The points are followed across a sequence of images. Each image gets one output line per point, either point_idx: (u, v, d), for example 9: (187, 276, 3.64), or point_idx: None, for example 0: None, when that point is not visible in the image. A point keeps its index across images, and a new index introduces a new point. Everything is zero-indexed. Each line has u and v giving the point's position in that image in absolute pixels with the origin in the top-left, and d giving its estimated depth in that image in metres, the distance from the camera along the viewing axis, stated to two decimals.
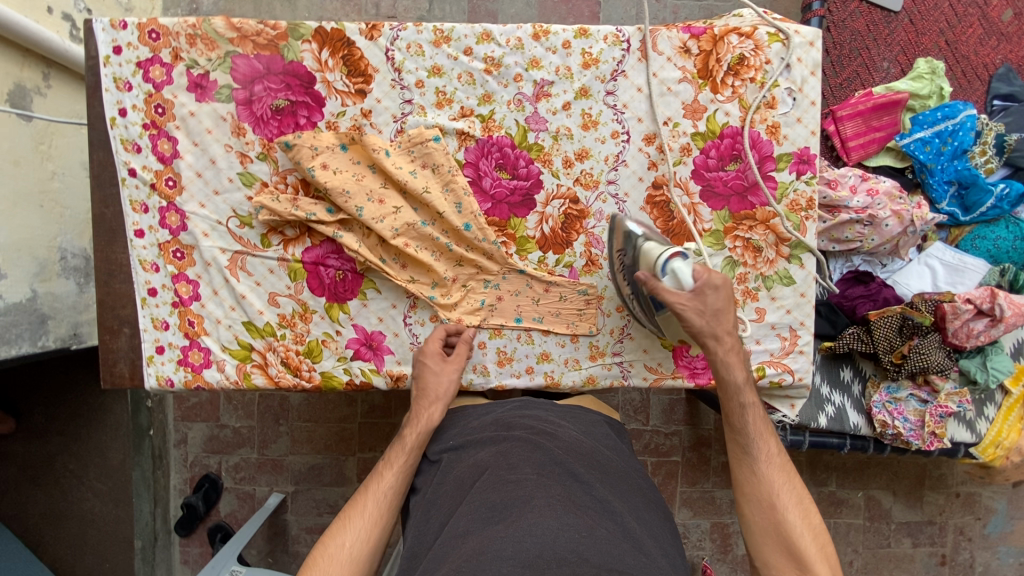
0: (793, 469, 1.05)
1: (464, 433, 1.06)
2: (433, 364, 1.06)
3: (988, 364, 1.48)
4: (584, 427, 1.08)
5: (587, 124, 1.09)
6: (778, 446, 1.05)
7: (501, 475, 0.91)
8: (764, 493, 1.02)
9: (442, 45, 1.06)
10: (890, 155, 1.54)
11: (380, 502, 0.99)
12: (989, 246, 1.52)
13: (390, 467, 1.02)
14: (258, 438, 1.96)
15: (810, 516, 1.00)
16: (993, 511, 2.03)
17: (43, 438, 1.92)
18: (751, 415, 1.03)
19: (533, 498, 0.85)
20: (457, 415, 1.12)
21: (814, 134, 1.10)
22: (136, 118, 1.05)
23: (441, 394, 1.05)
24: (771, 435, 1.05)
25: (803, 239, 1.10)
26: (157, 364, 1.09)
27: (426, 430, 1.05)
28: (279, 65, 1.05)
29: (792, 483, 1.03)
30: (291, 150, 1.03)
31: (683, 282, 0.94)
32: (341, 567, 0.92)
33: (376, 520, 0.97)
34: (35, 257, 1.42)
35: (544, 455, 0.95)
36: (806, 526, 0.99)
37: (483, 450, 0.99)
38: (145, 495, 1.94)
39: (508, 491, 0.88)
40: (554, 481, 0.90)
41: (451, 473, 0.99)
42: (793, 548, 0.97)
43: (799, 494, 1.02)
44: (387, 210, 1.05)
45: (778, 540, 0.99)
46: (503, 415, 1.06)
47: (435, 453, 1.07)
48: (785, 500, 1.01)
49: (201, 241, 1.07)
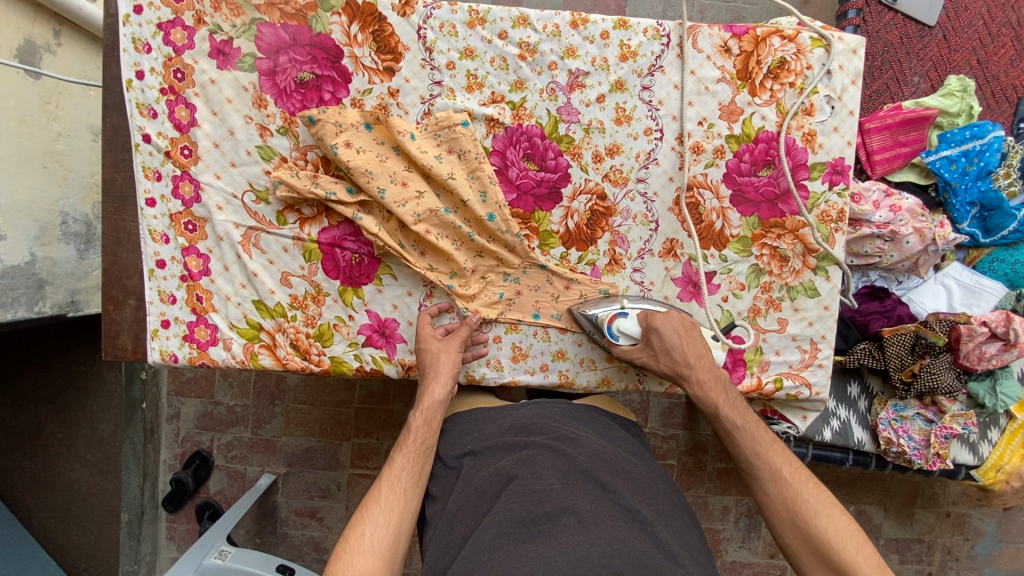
0: (810, 477, 0.98)
1: (483, 438, 1.06)
2: (431, 345, 1.03)
3: (998, 389, 1.46)
4: (603, 429, 1.10)
5: (620, 118, 1.06)
6: (784, 457, 0.99)
7: (524, 483, 0.90)
8: (784, 511, 0.96)
9: (476, 27, 1.02)
10: (914, 171, 1.51)
11: (396, 486, 0.96)
12: (1007, 270, 1.50)
13: (402, 452, 1.00)
14: (252, 418, 1.93)
15: (845, 522, 0.93)
16: (982, 533, 2.04)
17: (33, 405, 1.88)
18: (741, 434, 1.00)
19: (562, 514, 0.83)
20: (473, 421, 1.13)
21: (850, 144, 1.07)
22: (153, 82, 1.01)
23: (440, 372, 1.01)
24: (775, 446, 1.00)
25: (831, 250, 1.08)
26: (161, 339, 1.06)
27: (430, 409, 1.02)
28: (306, 36, 1.01)
29: (813, 492, 0.96)
30: (314, 125, 0.99)
31: (634, 334, 1.01)
32: (365, 557, 0.88)
33: (394, 506, 0.94)
34: (35, 219, 1.38)
35: (568, 463, 0.93)
36: (843, 535, 0.91)
37: (504, 459, 0.98)
38: (134, 469, 1.90)
39: (535, 503, 0.86)
40: (580, 489, 0.88)
41: (473, 481, 0.97)
42: (838, 563, 0.89)
43: (825, 502, 0.95)
44: (410, 194, 1.01)
45: (820, 559, 0.91)
46: (522, 419, 1.07)
47: (454, 459, 1.06)
48: (807, 511, 0.94)
49: (215, 214, 1.03)
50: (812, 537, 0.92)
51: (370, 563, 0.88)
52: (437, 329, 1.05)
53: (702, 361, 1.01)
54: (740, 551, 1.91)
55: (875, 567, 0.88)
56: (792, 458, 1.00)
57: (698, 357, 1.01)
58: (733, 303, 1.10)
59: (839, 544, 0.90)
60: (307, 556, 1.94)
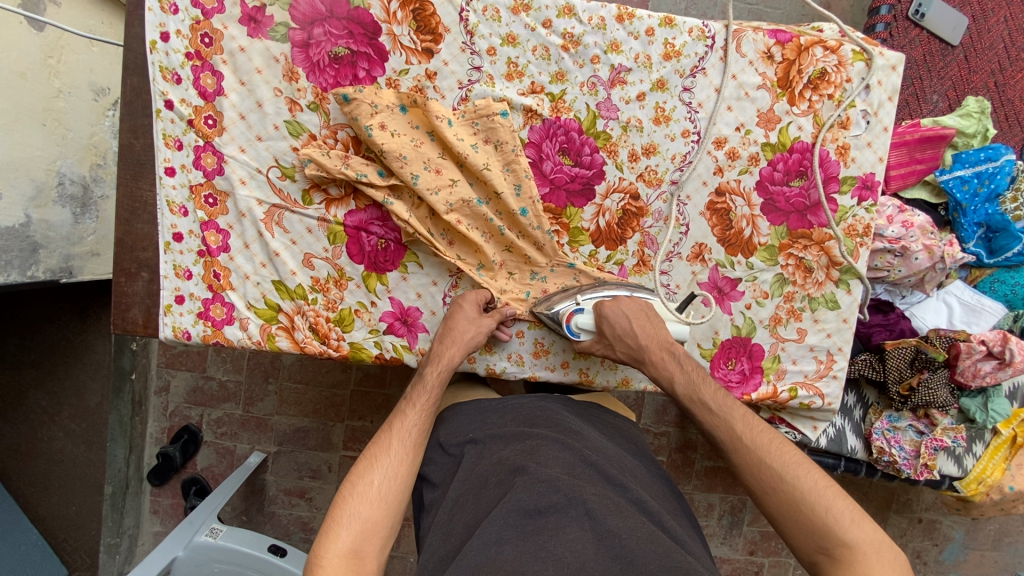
0: (775, 438, 0.88)
1: (486, 427, 1.02)
2: (469, 311, 1.01)
3: (989, 406, 1.49)
4: (606, 428, 1.07)
5: (659, 118, 1.05)
6: (745, 423, 0.90)
7: (529, 471, 0.85)
8: (750, 479, 0.86)
9: (520, 13, 1.00)
10: (926, 189, 1.52)
11: (405, 440, 0.92)
12: (1007, 291, 1.54)
13: (414, 406, 0.95)
14: (244, 395, 1.89)
15: (815, 480, 0.83)
16: (950, 540, 2.12)
17: (16, 370, 1.82)
18: (698, 406, 0.94)
19: (570, 506, 0.79)
20: (472, 411, 1.08)
21: (882, 160, 1.08)
22: (179, 46, 0.96)
23: (462, 339, 0.98)
24: (737, 411, 0.92)
25: (854, 264, 1.09)
26: (175, 315, 1.02)
27: (446, 371, 0.98)
28: (343, 10, 0.97)
29: (779, 453, 0.86)
30: (349, 104, 0.95)
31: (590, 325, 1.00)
32: (371, 506, 0.84)
33: (403, 459, 0.90)
34: (32, 179, 1.30)
35: (574, 453, 0.90)
36: (812, 495, 0.81)
37: (507, 448, 0.93)
38: (120, 441, 1.83)
39: (540, 494, 0.81)
40: (586, 481, 0.84)
41: (475, 470, 0.92)
42: (811, 526, 0.79)
43: (791, 462, 0.85)
44: (444, 181, 0.99)
45: (798, 526, 0.81)
46: (525, 410, 1.04)
47: (451, 444, 1.01)
48: (775, 475, 0.84)
49: (237, 189, 1.00)
50: (782, 503, 0.82)
51: (376, 512, 0.84)
52: (483, 303, 1.03)
53: (657, 339, 0.99)
54: (721, 547, 1.95)
55: (850, 523, 0.78)
56: (757, 423, 0.91)
57: (650, 338, 0.98)
58: (756, 311, 1.11)
59: (810, 506, 0.80)
60: (293, 536, 1.92)
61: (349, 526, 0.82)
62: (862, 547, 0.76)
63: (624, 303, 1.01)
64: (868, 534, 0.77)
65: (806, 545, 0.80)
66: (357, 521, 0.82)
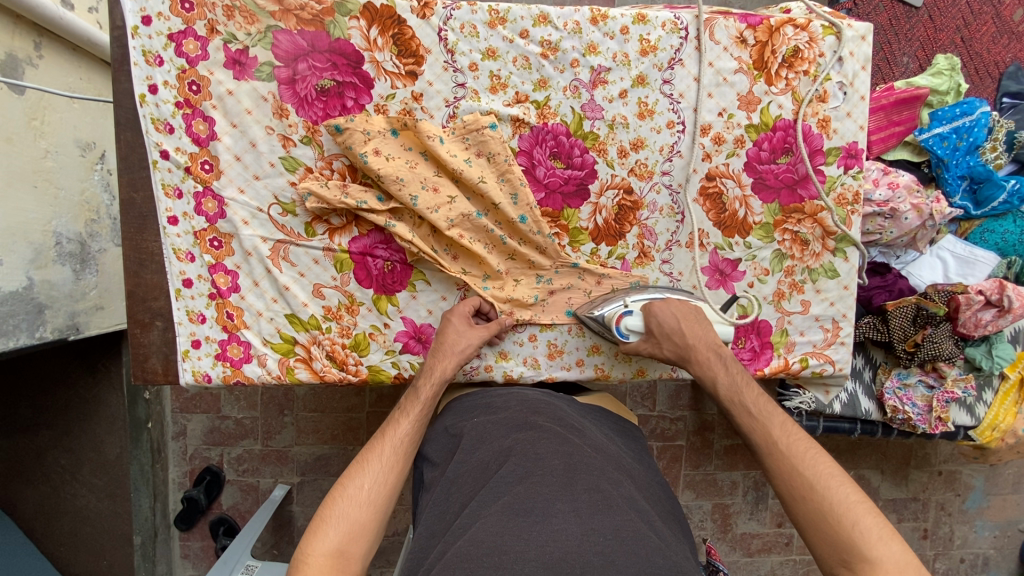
0: (813, 448, 0.86)
1: (490, 412, 0.99)
2: (458, 325, 1.02)
3: (994, 352, 1.53)
4: (608, 429, 1.05)
5: (643, 113, 1.07)
6: (783, 430, 0.90)
7: (525, 466, 0.81)
8: (780, 485, 0.85)
9: (497, 27, 1.02)
10: (907, 149, 1.55)
11: (397, 448, 0.91)
12: (998, 239, 1.56)
13: (406, 416, 0.95)
14: (262, 429, 1.89)
15: (847, 493, 0.79)
16: (972, 488, 2.14)
17: (32, 433, 1.75)
18: (739, 410, 0.95)
19: (558, 500, 0.74)
20: (481, 396, 1.06)
21: (863, 128, 1.11)
22: (167, 96, 0.98)
23: (457, 350, 1.00)
24: (776, 420, 0.91)
25: (848, 232, 1.12)
26: (193, 359, 1.04)
27: (441, 383, 0.99)
28: (325, 42, 0.99)
29: (814, 462, 0.84)
30: (342, 134, 0.98)
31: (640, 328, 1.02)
32: (359, 508, 0.83)
33: (393, 464, 0.89)
34: (30, 242, 1.29)
35: (574, 446, 0.86)
36: (841, 507, 0.78)
37: (509, 437, 0.89)
38: (144, 490, 1.80)
39: (532, 485, 0.77)
40: (582, 473, 0.79)
41: (476, 454, 0.89)
42: (837, 538, 0.76)
43: (825, 473, 0.82)
44: (442, 199, 1.01)
45: (823, 536, 0.78)
46: (529, 402, 1.01)
47: (457, 426, 0.99)
48: (806, 483, 0.82)
49: (241, 229, 1.02)
50: (810, 511, 0.80)
51: (364, 515, 0.82)
52: (471, 317, 1.04)
53: (703, 340, 1.01)
54: (750, 523, 1.95)
55: (876, 541, 0.74)
56: (796, 431, 0.90)
57: (698, 337, 1.02)
58: (759, 288, 1.13)
59: (837, 518, 0.77)
60: None
61: (337, 525, 0.80)
62: (885, 566, 0.72)
63: (674, 305, 1.04)
64: (894, 554, 0.72)
65: (829, 558, 0.77)
66: (344, 521, 0.81)
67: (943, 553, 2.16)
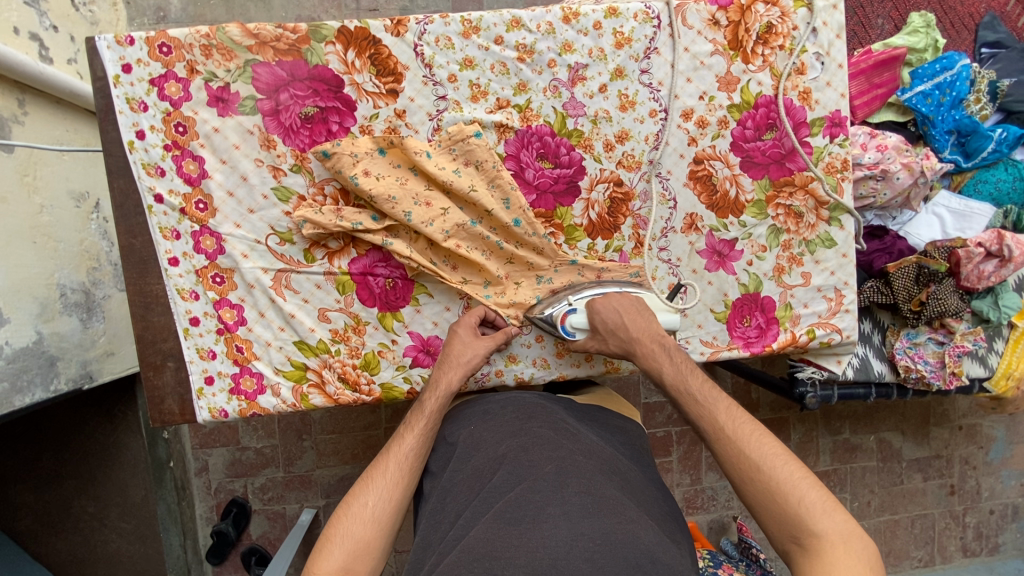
0: (756, 429, 0.89)
1: (486, 420, 0.99)
2: (464, 336, 1.03)
3: (1000, 303, 1.52)
4: (602, 430, 1.01)
5: (625, 104, 1.08)
6: (728, 414, 0.91)
7: (518, 473, 0.83)
8: (729, 469, 0.88)
9: (471, 36, 1.03)
10: (891, 110, 1.55)
11: (403, 463, 0.92)
12: (991, 189, 1.55)
13: (411, 431, 0.96)
14: (282, 456, 1.91)
15: (791, 471, 0.84)
16: (994, 439, 2.14)
17: (55, 484, 1.76)
18: (683, 398, 0.96)
19: (548, 505, 0.76)
20: (478, 404, 1.05)
21: (844, 96, 1.11)
22: (155, 140, 1.00)
23: (463, 361, 1.01)
24: (720, 404, 0.93)
25: (841, 200, 1.12)
26: (208, 396, 1.05)
27: (445, 397, 0.99)
28: (304, 71, 1.00)
29: (758, 444, 0.87)
30: (330, 159, 0.99)
31: (581, 326, 1.04)
32: (364, 525, 0.86)
33: (398, 480, 0.91)
34: (35, 297, 1.31)
35: (567, 451, 0.87)
36: (787, 486, 0.82)
37: (504, 442, 0.91)
38: (174, 528, 1.82)
39: (523, 493, 0.79)
40: (572, 479, 0.81)
41: (470, 462, 0.91)
42: (786, 516, 0.81)
43: (769, 453, 0.86)
44: (435, 212, 1.02)
45: (774, 515, 0.82)
46: (524, 404, 1.01)
47: (454, 434, 1.00)
48: (753, 466, 0.85)
49: (241, 263, 1.03)
50: (759, 492, 0.84)
51: (369, 532, 0.85)
52: (477, 325, 1.05)
53: (646, 332, 1.01)
54: None
55: (821, 514, 0.79)
56: (740, 414, 0.92)
57: (642, 330, 1.02)
58: (758, 265, 1.14)
59: (784, 496, 0.82)
60: None
61: (342, 543, 0.83)
62: (831, 537, 0.78)
63: (614, 299, 1.04)
64: (839, 525, 0.78)
65: (781, 534, 0.81)
66: (349, 539, 0.84)
67: (973, 507, 2.15)
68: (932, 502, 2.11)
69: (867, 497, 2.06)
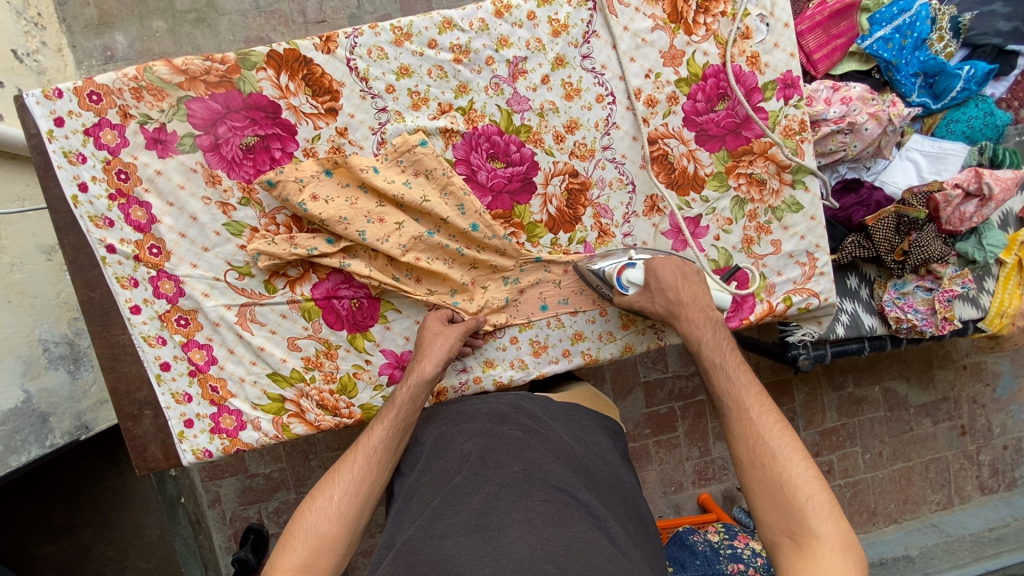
0: (779, 421, 0.90)
1: (457, 422, 0.98)
2: (435, 327, 1.02)
3: (984, 242, 1.48)
4: (580, 429, 1.01)
5: (570, 93, 1.06)
6: (757, 399, 0.92)
7: (483, 474, 0.84)
8: (742, 450, 0.89)
9: (404, 43, 1.01)
10: (854, 60, 1.48)
11: (370, 457, 0.91)
12: (964, 128, 1.51)
13: (382, 422, 0.95)
14: (292, 479, 1.85)
15: (805, 469, 0.84)
16: (1000, 375, 2.13)
17: (71, 534, 1.75)
18: (716, 374, 0.96)
19: (515, 509, 0.77)
20: (451, 405, 1.04)
21: (794, 56, 1.08)
22: (99, 191, 0.98)
23: (432, 352, 0.99)
24: (752, 390, 0.93)
25: (803, 162, 1.09)
26: (190, 439, 1.05)
27: (417, 388, 0.98)
28: (238, 101, 0.98)
29: (779, 435, 0.88)
30: (276, 188, 0.97)
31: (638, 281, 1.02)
32: (329, 521, 0.85)
33: (365, 475, 0.90)
34: (17, 355, 1.28)
35: (536, 451, 0.87)
36: (798, 479, 0.83)
37: (471, 441, 0.92)
38: (194, 562, 1.82)
39: (489, 495, 0.80)
40: (538, 483, 0.81)
41: (439, 463, 0.92)
42: (789, 508, 0.82)
43: (788, 447, 0.87)
44: (390, 227, 1.01)
45: (775, 503, 0.83)
46: (497, 406, 1.00)
47: (422, 435, 1.01)
48: (769, 454, 0.86)
49: (203, 302, 1.02)
50: (766, 479, 0.85)
51: (333, 528, 0.85)
52: (447, 318, 1.05)
53: (696, 301, 1.00)
54: None
55: (826, 516, 0.80)
56: (767, 402, 0.92)
57: (692, 297, 1.00)
58: (726, 239, 1.12)
59: (793, 489, 0.82)
60: None
61: (305, 539, 0.83)
62: (829, 540, 0.78)
63: (676, 262, 1.03)
64: (840, 531, 0.78)
65: (776, 525, 0.82)
66: (313, 535, 0.83)
67: (986, 444, 2.14)
68: (944, 444, 2.10)
69: (878, 447, 2.05)
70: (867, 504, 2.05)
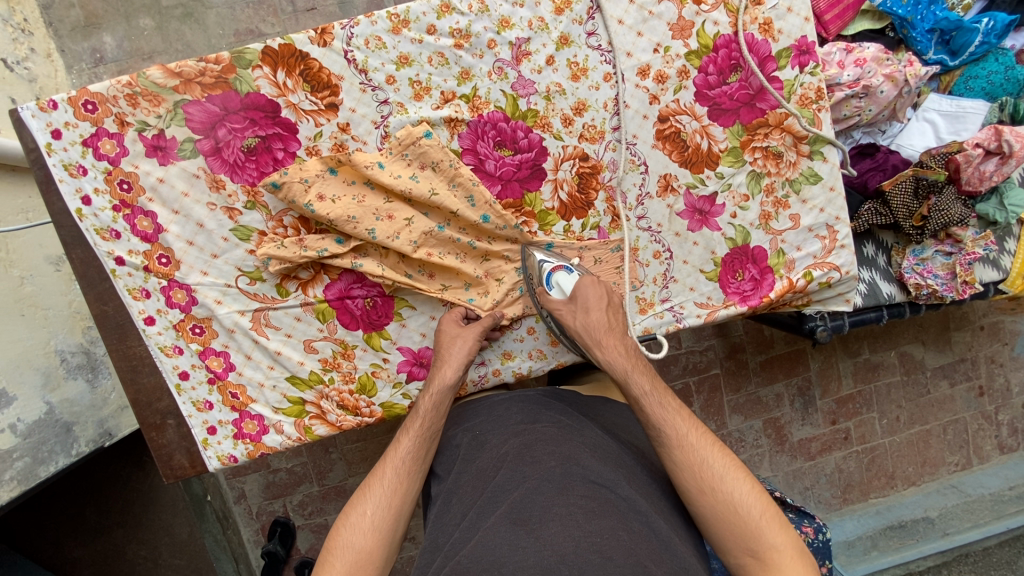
0: (714, 440, 0.87)
1: (490, 421, 0.99)
2: (450, 330, 1.01)
3: (1005, 203, 1.44)
4: (608, 425, 1.01)
5: (576, 73, 1.03)
6: (691, 422, 0.88)
7: (521, 470, 0.84)
8: (687, 478, 0.84)
9: (402, 31, 0.97)
10: (867, 18, 1.41)
11: (400, 468, 0.92)
12: (983, 84, 1.44)
13: (408, 432, 0.95)
14: (314, 471, 1.85)
15: (749, 486, 0.83)
16: (1018, 334, 2.10)
17: (103, 536, 1.78)
18: (648, 402, 0.90)
19: (556, 504, 0.76)
20: (480, 405, 1.04)
21: (808, 20, 1.03)
22: (102, 203, 0.96)
23: (451, 355, 0.98)
24: (683, 413, 0.89)
25: (820, 132, 1.06)
26: (214, 445, 1.05)
27: (440, 392, 0.98)
28: (236, 101, 0.95)
29: (718, 454, 0.85)
30: (280, 190, 0.95)
31: (562, 289, 0.99)
32: (364, 535, 0.85)
33: (396, 488, 0.90)
34: (36, 367, 1.27)
35: (571, 446, 0.87)
36: (747, 498, 0.81)
37: (507, 441, 0.92)
38: (224, 557, 1.81)
39: (527, 492, 0.79)
40: (575, 479, 0.81)
41: (474, 464, 0.92)
42: (744, 530, 0.79)
43: (729, 465, 0.84)
44: (399, 224, 0.99)
45: (732, 529, 0.80)
46: (530, 403, 1.01)
47: (455, 437, 1.01)
48: (714, 477, 0.83)
49: (217, 310, 1.01)
50: (718, 504, 0.81)
51: (370, 542, 0.84)
52: (461, 317, 1.04)
53: (614, 330, 0.96)
54: (805, 428, 1.98)
55: (777, 528, 0.79)
56: (699, 422, 0.89)
57: (611, 327, 0.96)
58: (743, 216, 1.09)
59: (744, 510, 0.80)
60: None
61: (343, 556, 0.82)
62: (785, 553, 0.77)
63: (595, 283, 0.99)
64: (793, 540, 0.78)
65: (736, 548, 0.80)
66: (350, 551, 0.83)
67: (1004, 404, 2.13)
68: (962, 406, 2.09)
69: (896, 412, 2.04)
70: (885, 468, 2.05)
